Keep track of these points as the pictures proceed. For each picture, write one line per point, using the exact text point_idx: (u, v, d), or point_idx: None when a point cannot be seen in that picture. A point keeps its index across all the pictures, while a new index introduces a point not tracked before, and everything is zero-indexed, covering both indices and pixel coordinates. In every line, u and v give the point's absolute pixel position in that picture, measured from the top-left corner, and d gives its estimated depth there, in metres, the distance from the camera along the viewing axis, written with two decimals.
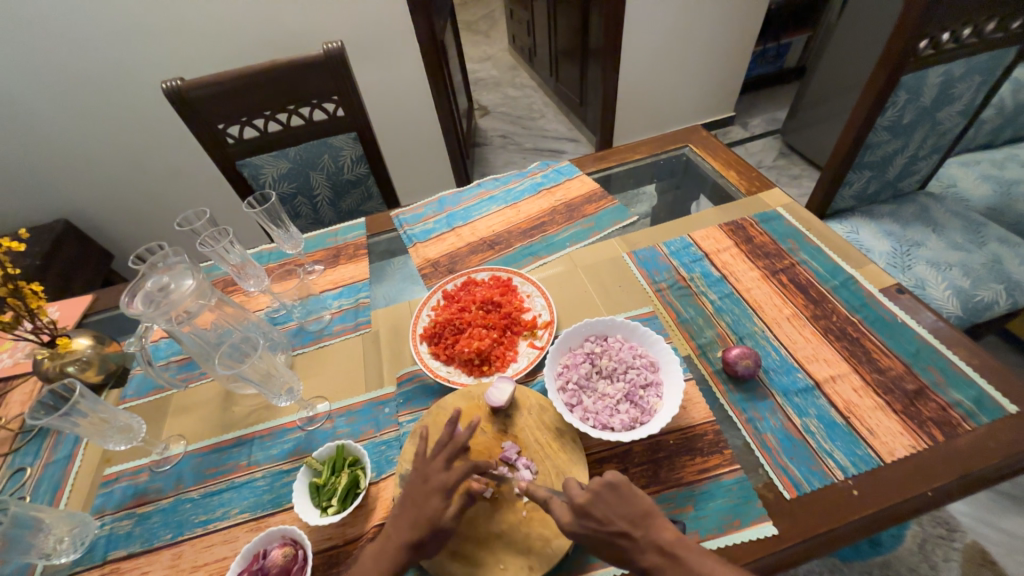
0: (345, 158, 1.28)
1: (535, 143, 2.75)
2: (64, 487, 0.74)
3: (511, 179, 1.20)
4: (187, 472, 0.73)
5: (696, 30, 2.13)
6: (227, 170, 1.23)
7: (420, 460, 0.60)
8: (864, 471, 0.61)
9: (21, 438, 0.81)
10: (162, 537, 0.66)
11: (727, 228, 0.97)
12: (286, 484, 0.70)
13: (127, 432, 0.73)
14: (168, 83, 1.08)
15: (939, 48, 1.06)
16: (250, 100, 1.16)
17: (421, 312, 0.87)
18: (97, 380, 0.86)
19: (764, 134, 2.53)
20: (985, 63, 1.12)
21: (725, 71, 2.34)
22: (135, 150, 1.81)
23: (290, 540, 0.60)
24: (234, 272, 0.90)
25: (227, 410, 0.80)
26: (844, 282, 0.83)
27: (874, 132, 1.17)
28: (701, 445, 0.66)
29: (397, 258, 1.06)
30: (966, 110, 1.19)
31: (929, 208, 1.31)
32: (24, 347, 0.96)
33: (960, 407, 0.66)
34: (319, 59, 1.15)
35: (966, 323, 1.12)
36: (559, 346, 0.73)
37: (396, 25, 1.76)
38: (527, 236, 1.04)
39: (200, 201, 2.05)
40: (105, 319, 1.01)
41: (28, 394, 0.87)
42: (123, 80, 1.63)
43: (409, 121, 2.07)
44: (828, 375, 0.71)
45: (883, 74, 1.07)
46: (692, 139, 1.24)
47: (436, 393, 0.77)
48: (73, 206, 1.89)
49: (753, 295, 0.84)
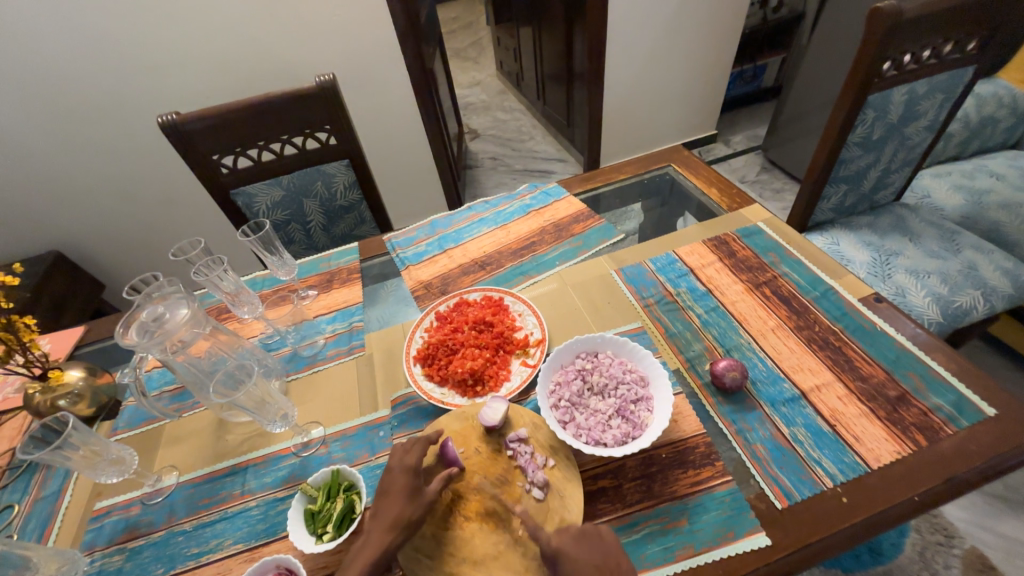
0: (338, 184, 1.31)
1: (525, 164, 2.81)
2: (53, 523, 0.73)
3: (501, 201, 1.23)
4: (179, 503, 0.72)
5: (675, 54, 2.22)
6: (221, 199, 1.25)
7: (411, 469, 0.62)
8: (852, 478, 0.63)
9: (9, 475, 0.80)
10: (153, 572, 0.65)
11: (711, 244, 1.00)
12: (281, 512, 0.69)
13: (119, 464, 0.72)
14: (164, 117, 1.11)
15: (901, 69, 1.13)
16: (244, 131, 1.19)
17: (414, 334, 0.88)
18: (88, 413, 0.86)
19: (746, 150, 2.61)
20: (946, 82, 1.18)
21: (704, 92, 2.43)
22: (129, 181, 1.84)
23: (286, 569, 0.60)
24: (228, 300, 0.91)
25: (221, 439, 0.80)
26: (825, 292, 0.86)
27: (846, 148, 1.23)
28: (692, 458, 0.67)
29: (390, 281, 1.07)
30: (931, 125, 1.26)
31: (905, 219, 1.36)
32: (14, 381, 0.95)
33: (941, 411, 0.68)
34: (312, 91, 1.19)
35: (947, 328, 1.15)
36: (551, 364, 0.75)
37: (387, 55, 1.83)
38: (518, 255, 1.06)
39: (193, 229, 2.07)
40: (97, 350, 1.01)
41: (17, 429, 0.86)
42: (119, 113, 1.67)
43: (401, 147, 2.12)
44: (813, 384, 0.73)
45: (850, 94, 1.13)
46: (674, 158, 1.29)
47: (431, 414, 0.78)
48: (65, 238, 1.89)
49: (738, 308, 0.86)
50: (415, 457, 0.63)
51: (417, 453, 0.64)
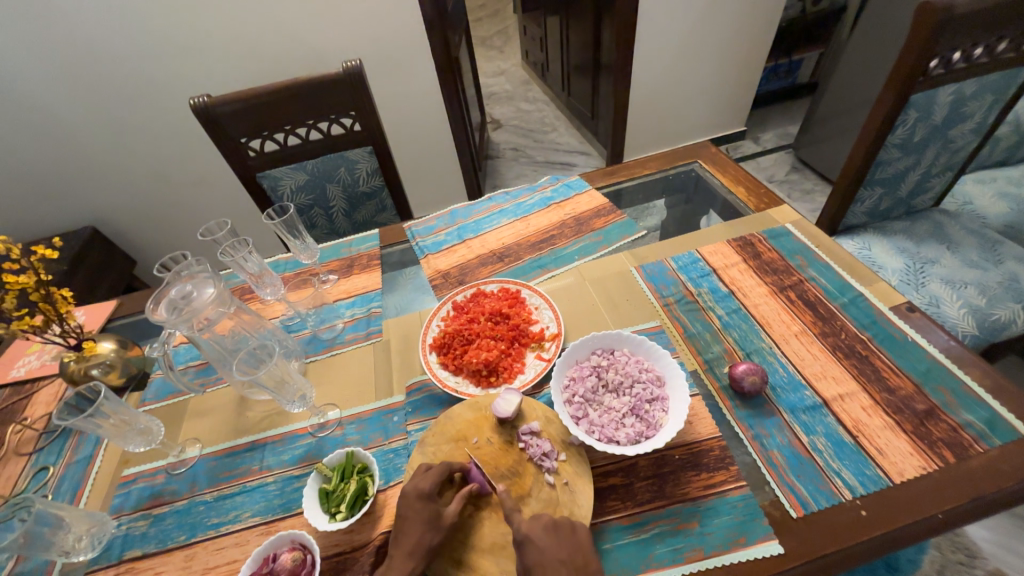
0: (361, 170, 1.32)
1: (547, 156, 2.79)
2: (84, 486, 0.76)
3: (522, 193, 1.22)
4: (201, 475, 0.75)
5: (706, 47, 2.15)
6: (248, 181, 1.27)
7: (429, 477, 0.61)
8: (873, 491, 0.61)
9: (45, 438, 0.84)
10: (175, 539, 0.68)
11: (736, 244, 0.97)
12: (297, 489, 0.71)
13: (146, 434, 0.75)
14: (196, 99, 1.13)
15: (949, 67, 1.07)
16: (272, 115, 1.21)
17: (431, 323, 0.89)
18: (119, 384, 0.90)
19: (777, 149, 2.53)
20: (997, 82, 1.12)
21: (735, 87, 2.36)
22: (161, 162, 1.89)
23: (300, 544, 0.62)
24: (252, 281, 0.93)
25: (241, 415, 0.83)
26: (853, 299, 0.83)
27: (885, 149, 1.17)
28: (706, 461, 0.66)
29: (408, 269, 1.08)
30: (978, 128, 1.19)
31: (943, 225, 1.30)
32: (51, 349, 1.00)
33: (972, 428, 0.65)
34: (339, 77, 1.19)
35: (982, 342, 1.10)
36: (566, 359, 0.74)
37: (413, 42, 1.82)
38: (537, 248, 1.05)
39: (220, 210, 2.12)
40: (127, 323, 1.05)
41: (53, 395, 0.91)
42: (153, 95, 1.71)
43: (424, 135, 2.12)
44: (836, 393, 0.71)
45: (892, 92, 1.08)
46: (701, 154, 1.25)
47: (444, 403, 0.78)
48: (100, 214, 1.97)
49: (761, 311, 0.84)
50: (429, 480, 0.61)
51: (432, 477, 0.61)
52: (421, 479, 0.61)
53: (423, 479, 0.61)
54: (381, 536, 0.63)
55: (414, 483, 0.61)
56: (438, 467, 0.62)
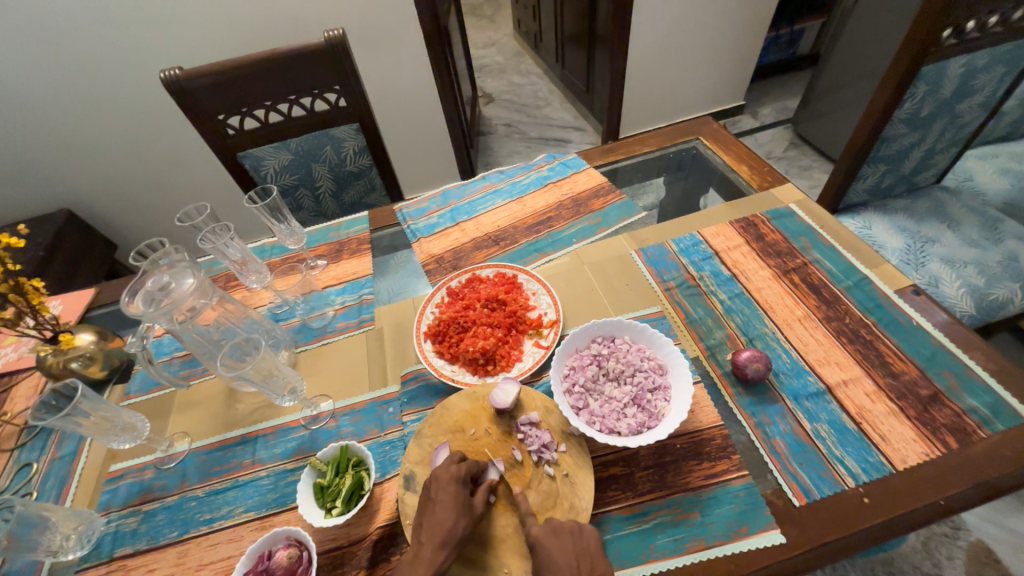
0: (347, 149, 1.26)
1: (541, 131, 2.71)
2: (70, 483, 0.74)
3: (517, 172, 1.17)
4: (192, 470, 0.73)
5: (707, 15, 2.06)
6: (229, 162, 1.21)
7: (449, 499, 0.56)
8: (875, 479, 0.60)
9: (26, 433, 0.81)
10: (167, 536, 0.66)
11: (738, 226, 0.94)
12: (291, 483, 0.70)
13: (130, 430, 0.73)
14: (167, 72, 1.05)
15: (962, 37, 1.02)
16: (248, 91, 1.13)
17: (425, 310, 0.86)
18: (101, 376, 0.87)
19: (775, 124, 2.48)
20: (1009, 54, 1.08)
21: (735, 59, 2.29)
22: (135, 139, 1.80)
23: (296, 541, 0.60)
24: (235, 268, 0.89)
25: (231, 408, 0.80)
26: (858, 282, 0.81)
27: (891, 125, 1.13)
28: (708, 450, 0.65)
29: (400, 253, 1.04)
30: (987, 102, 1.16)
31: (944, 203, 1.28)
32: (28, 341, 0.96)
33: (976, 414, 0.64)
34: (320, 47, 1.11)
35: (979, 322, 1.10)
36: (566, 348, 0.72)
37: (399, 9, 1.71)
38: (533, 231, 1.02)
39: (202, 191, 2.05)
40: (107, 313, 1.01)
41: (32, 389, 0.88)
42: (121, 68, 1.61)
43: (413, 110, 2.04)
44: (840, 379, 0.70)
45: (902, 65, 1.04)
46: (702, 130, 1.21)
47: (441, 392, 0.76)
48: (76, 196, 1.88)
49: (764, 296, 0.82)
50: (441, 507, 0.55)
51: (444, 503, 0.55)
52: (441, 496, 0.56)
53: (445, 499, 0.56)
54: (378, 531, 0.62)
55: (437, 490, 0.57)
56: (447, 489, 0.57)
